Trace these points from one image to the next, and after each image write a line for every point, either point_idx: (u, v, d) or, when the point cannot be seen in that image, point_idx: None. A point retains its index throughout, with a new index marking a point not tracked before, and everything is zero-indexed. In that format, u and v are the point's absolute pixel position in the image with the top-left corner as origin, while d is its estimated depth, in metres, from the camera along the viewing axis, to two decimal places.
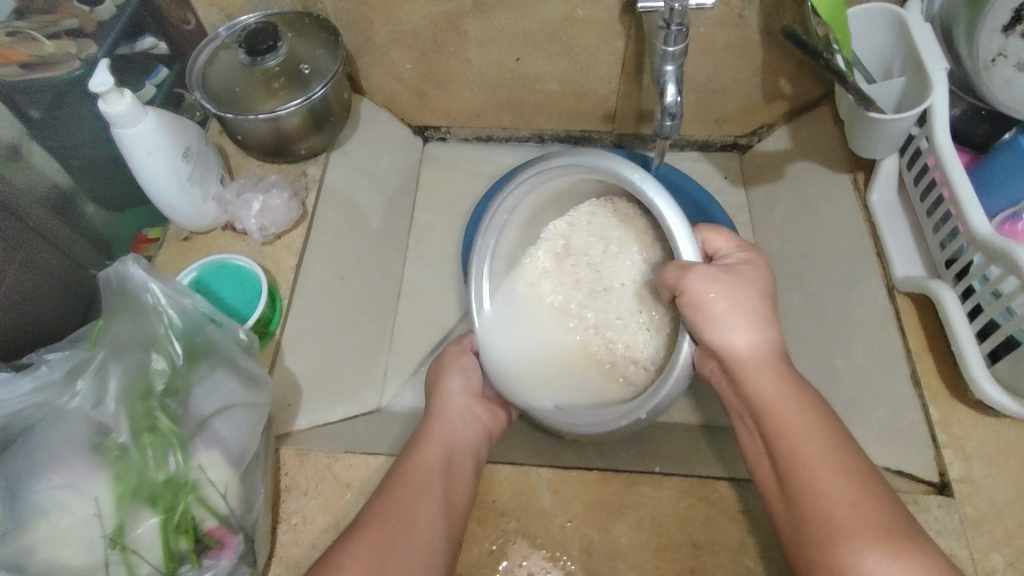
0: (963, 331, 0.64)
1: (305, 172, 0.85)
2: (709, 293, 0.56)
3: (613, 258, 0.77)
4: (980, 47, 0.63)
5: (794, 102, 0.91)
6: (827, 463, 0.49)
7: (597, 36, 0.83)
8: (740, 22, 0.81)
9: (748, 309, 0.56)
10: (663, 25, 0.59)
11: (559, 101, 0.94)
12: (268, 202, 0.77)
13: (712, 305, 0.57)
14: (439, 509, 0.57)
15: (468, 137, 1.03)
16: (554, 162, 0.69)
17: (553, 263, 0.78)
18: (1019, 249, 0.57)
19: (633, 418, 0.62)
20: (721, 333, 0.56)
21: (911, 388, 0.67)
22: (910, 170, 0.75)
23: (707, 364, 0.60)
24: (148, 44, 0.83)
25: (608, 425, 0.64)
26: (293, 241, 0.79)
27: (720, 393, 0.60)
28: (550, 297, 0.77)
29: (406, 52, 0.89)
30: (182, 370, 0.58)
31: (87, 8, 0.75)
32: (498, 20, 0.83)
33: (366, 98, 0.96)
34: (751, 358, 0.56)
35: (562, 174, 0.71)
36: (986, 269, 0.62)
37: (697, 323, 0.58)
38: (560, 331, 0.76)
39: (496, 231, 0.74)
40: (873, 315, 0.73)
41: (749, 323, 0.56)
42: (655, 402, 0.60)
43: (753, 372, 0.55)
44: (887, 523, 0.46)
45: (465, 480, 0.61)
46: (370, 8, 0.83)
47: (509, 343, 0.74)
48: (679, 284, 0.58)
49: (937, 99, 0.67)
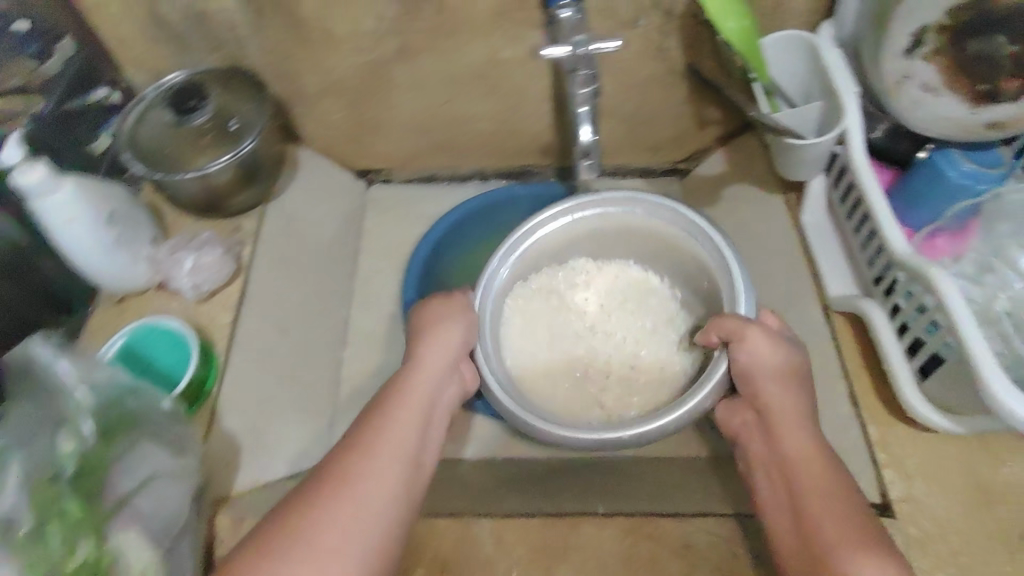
0: (893, 349, 0.64)
1: (239, 227, 0.85)
2: (757, 346, 0.64)
3: (623, 315, 0.84)
4: (887, 70, 0.63)
5: (725, 126, 0.93)
6: (828, 489, 0.58)
7: (522, 72, 0.86)
8: (661, 55, 0.83)
9: (774, 361, 0.65)
10: None
11: (494, 140, 0.97)
12: (200, 259, 0.76)
13: (768, 359, 0.65)
14: (410, 481, 0.58)
15: (411, 177, 1.04)
16: (662, 209, 0.76)
17: (563, 298, 0.85)
18: (934, 269, 0.58)
19: (646, 429, 0.63)
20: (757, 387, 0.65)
21: (849, 409, 0.67)
22: (837, 188, 0.76)
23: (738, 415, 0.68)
24: (102, 95, 0.84)
25: (608, 435, 0.63)
26: (229, 298, 0.78)
27: (746, 444, 0.67)
28: (556, 344, 0.82)
29: (337, 100, 0.90)
30: (97, 449, 0.55)
31: (36, 63, 0.76)
32: (423, 63, 0.85)
33: (305, 147, 0.98)
34: (783, 405, 0.64)
35: (653, 226, 0.78)
36: (908, 286, 0.63)
37: (747, 374, 0.66)
38: (569, 354, 0.82)
39: (512, 253, 0.78)
40: (812, 336, 0.73)
41: (783, 381, 0.65)
42: (673, 416, 0.63)
43: (786, 428, 0.63)
44: (864, 529, 0.54)
45: (433, 453, 0.63)
46: (295, 61, 0.84)
47: (536, 386, 0.79)
48: (736, 335, 0.65)
49: (850, 122, 0.68)
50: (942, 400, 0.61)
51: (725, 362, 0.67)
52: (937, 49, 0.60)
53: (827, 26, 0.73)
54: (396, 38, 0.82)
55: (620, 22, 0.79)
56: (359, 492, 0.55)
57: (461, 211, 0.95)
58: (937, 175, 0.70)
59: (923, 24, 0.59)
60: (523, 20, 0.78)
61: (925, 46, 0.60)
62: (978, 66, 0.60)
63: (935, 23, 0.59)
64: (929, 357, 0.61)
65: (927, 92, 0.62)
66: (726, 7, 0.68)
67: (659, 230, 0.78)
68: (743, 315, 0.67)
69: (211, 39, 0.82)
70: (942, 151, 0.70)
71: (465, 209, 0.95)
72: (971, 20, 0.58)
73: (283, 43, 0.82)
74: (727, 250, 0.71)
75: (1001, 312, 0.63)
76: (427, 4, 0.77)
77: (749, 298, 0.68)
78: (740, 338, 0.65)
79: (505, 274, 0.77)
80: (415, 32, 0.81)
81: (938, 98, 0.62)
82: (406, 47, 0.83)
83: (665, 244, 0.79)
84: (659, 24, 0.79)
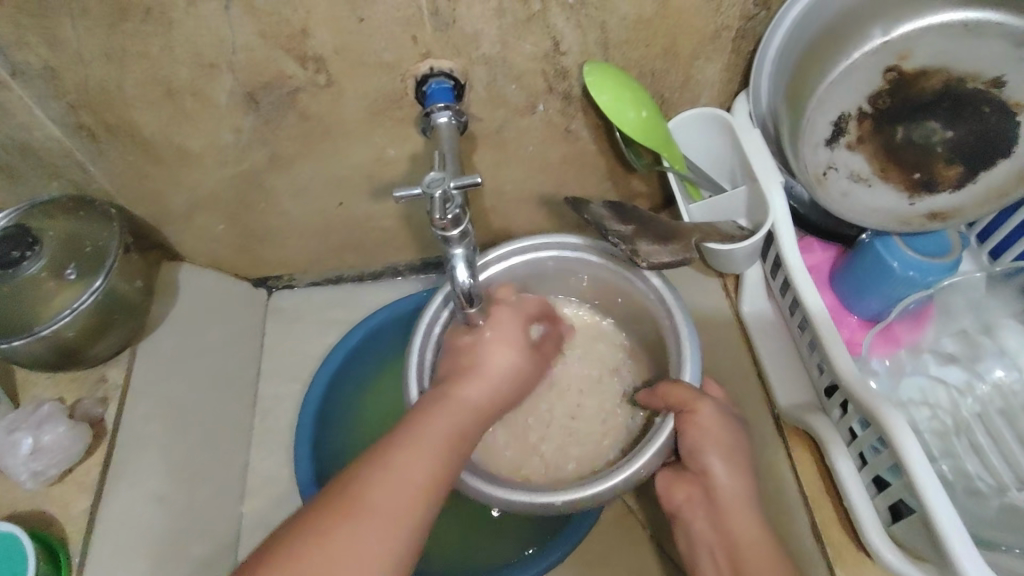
0: (853, 485, 0.56)
1: (104, 377, 0.73)
2: (707, 424, 0.56)
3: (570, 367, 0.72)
4: (807, 162, 0.54)
5: (652, 199, 0.80)
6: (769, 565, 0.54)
7: (417, 173, 0.72)
8: (570, 136, 0.70)
9: (720, 442, 0.57)
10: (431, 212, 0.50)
11: (401, 234, 0.84)
12: (41, 441, 0.65)
13: (716, 435, 0.57)
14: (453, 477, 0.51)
15: (316, 280, 0.92)
16: (610, 264, 0.65)
17: None
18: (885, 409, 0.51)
19: (582, 492, 0.55)
20: (700, 465, 0.57)
21: (813, 543, 0.60)
22: (774, 279, 0.67)
23: (682, 488, 0.59)
24: None
25: (542, 498, 0.56)
26: (87, 473, 0.67)
27: (688, 527, 0.59)
28: None
29: (213, 214, 0.77)
30: None
31: None
32: (301, 172, 0.72)
33: (186, 263, 0.84)
34: (732, 490, 0.57)
35: (607, 275, 0.67)
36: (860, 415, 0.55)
37: (693, 452, 0.58)
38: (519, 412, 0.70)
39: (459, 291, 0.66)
40: (764, 452, 0.66)
41: (729, 459, 0.57)
42: (610, 481, 0.55)
43: (735, 509, 0.57)
44: None
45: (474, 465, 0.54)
46: (154, 180, 0.71)
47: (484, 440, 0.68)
48: (688, 407, 0.56)
49: (779, 215, 0.60)
50: (912, 548, 0.53)
51: (671, 419, 0.58)
52: (861, 137, 0.53)
53: (742, 101, 0.63)
54: (265, 147, 0.68)
55: (514, 111, 0.65)
56: (396, 484, 0.47)
57: (360, 333, 0.82)
58: (881, 264, 0.60)
59: (842, 112, 0.52)
60: (402, 119, 0.65)
61: (846, 135, 0.53)
62: (906, 153, 0.54)
63: (855, 110, 0.52)
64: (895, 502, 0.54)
65: (856, 182, 0.55)
66: (620, 98, 0.60)
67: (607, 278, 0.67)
68: (688, 381, 0.58)
69: (45, 166, 0.68)
70: (883, 239, 0.60)
71: (364, 330, 0.82)
72: (891, 104, 0.51)
73: (134, 163, 0.68)
74: (676, 308, 0.61)
75: (971, 414, 0.59)
76: (289, 112, 0.64)
77: (696, 365, 0.59)
78: (690, 410, 0.56)
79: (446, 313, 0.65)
80: (281, 141, 0.68)
81: (869, 187, 0.56)
82: (277, 155, 0.69)
83: (615, 293, 0.68)
84: (560, 107, 0.66)
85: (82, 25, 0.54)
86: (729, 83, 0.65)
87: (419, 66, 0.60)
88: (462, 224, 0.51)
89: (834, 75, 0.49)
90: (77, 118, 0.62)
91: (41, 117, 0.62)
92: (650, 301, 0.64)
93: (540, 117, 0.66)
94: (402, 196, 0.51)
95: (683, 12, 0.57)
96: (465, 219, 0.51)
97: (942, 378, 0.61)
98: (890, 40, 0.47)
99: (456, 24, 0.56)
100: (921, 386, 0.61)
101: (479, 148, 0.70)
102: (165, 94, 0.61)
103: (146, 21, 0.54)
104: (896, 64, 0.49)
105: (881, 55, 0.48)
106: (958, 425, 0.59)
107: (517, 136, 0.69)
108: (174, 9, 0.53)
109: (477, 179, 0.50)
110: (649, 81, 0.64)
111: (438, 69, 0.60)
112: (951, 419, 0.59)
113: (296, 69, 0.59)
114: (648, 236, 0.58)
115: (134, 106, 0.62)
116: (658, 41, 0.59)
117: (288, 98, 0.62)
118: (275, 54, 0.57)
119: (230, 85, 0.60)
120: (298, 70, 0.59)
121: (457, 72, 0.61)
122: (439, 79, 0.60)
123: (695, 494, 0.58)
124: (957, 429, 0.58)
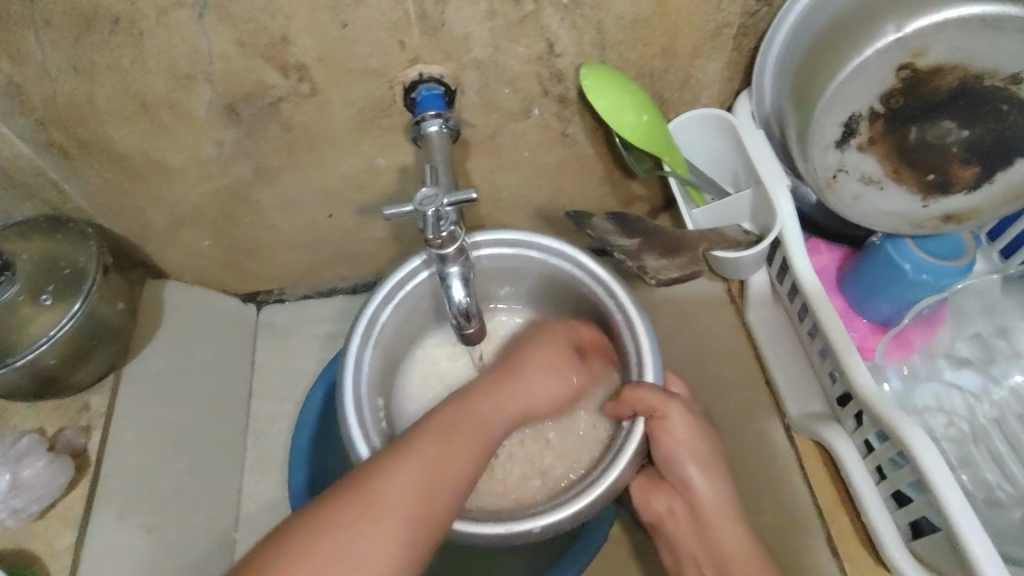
0: (871, 499, 0.55)
1: (87, 405, 0.70)
2: (677, 430, 0.53)
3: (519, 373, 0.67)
4: (817, 165, 0.53)
5: (652, 201, 0.78)
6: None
7: (409, 182, 0.69)
8: (566, 140, 0.67)
9: (697, 451, 0.55)
10: (424, 229, 0.48)
11: (395, 244, 0.81)
12: (18, 476, 0.63)
13: (689, 441, 0.54)
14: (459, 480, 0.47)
15: (307, 293, 0.88)
16: (553, 260, 0.60)
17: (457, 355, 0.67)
18: (903, 423, 0.50)
19: (555, 517, 0.51)
20: (681, 475, 0.55)
21: (829, 557, 0.60)
22: (781, 283, 0.65)
23: (661, 500, 0.57)
24: None
25: (513, 526, 0.51)
26: (71, 506, 0.65)
27: (673, 538, 0.57)
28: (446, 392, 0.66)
29: (198, 230, 0.73)
30: None
31: None
32: (288, 184, 0.68)
33: (171, 280, 0.80)
34: (714, 498, 0.55)
35: (553, 269, 0.61)
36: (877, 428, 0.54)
37: (671, 463, 0.55)
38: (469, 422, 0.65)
39: (376, 324, 0.58)
40: (775, 462, 0.65)
41: (709, 468, 0.55)
42: (580, 503, 0.51)
43: (720, 518, 0.54)
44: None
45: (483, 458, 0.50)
46: (133, 195, 0.67)
47: None
48: (657, 412, 0.53)
49: (786, 222, 0.58)
50: (934, 564, 0.52)
51: (639, 421, 0.54)
52: (872, 138, 0.52)
53: (745, 100, 0.61)
54: (248, 159, 0.65)
55: (508, 115, 0.63)
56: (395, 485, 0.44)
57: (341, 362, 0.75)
58: (892, 269, 0.57)
59: (853, 113, 0.50)
60: (391, 126, 0.62)
61: (857, 137, 0.51)
62: (920, 154, 0.52)
63: (866, 111, 0.50)
64: (917, 518, 0.52)
65: (867, 185, 0.54)
66: (620, 100, 0.57)
67: (554, 274, 0.61)
68: (653, 383, 0.54)
69: (17, 186, 0.64)
70: (894, 242, 0.57)
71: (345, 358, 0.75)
72: (905, 104, 0.49)
73: (111, 180, 0.65)
74: (630, 303, 0.56)
75: (988, 421, 0.57)
76: (272, 123, 0.61)
77: (658, 359, 0.54)
78: (661, 417, 0.53)
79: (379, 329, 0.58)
80: (266, 153, 0.64)
81: (881, 189, 0.54)
82: (262, 167, 0.66)
83: (564, 289, 0.62)
84: (556, 111, 0.63)
85: (46, 38, 0.50)
86: (730, 82, 0.62)
87: (408, 73, 0.57)
88: (459, 240, 0.49)
89: (845, 75, 0.47)
90: (48, 136, 0.59)
91: (10, 136, 0.58)
92: (602, 299, 0.58)
93: (536, 121, 0.63)
94: (391, 213, 0.49)
95: (682, 10, 0.54)
96: (460, 235, 0.49)
97: (956, 384, 0.59)
98: (904, 36, 0.45)
99: (445, 27, 0.53)
100: (934, 393, 0.59)
101: (473, 155, 0.67)
102: (140, 108, 0.57)
103: (116, 32, 0.51)
104: (910, 62, 0.47)
105: (894, 52, 0.46)
106: (975, 433, 0.57)
107: (513, 141, 0.66)
108: (144, 19, 0.50)
109: (473, 196, 0.48)
110: (648, 81, 0.61)
111: (427, 75, 0.57)
112: (968, 426, 0.57)
113: (278, 78, 0.56)
114: (654, 249, 0.56)
115: (108, 121, 0.58)
116: (656, 40, 0.57)
117: (271, 109, 0.59)
118: (255, 63, 0.54)
119: (209, 96, 0.57)
120: (280, 79, 0.56)
121: (447, 77, 0.58)
122: (429, 85, 0.57)
123: (677, 506, 0.56)
124: (974, 436, 0.57)
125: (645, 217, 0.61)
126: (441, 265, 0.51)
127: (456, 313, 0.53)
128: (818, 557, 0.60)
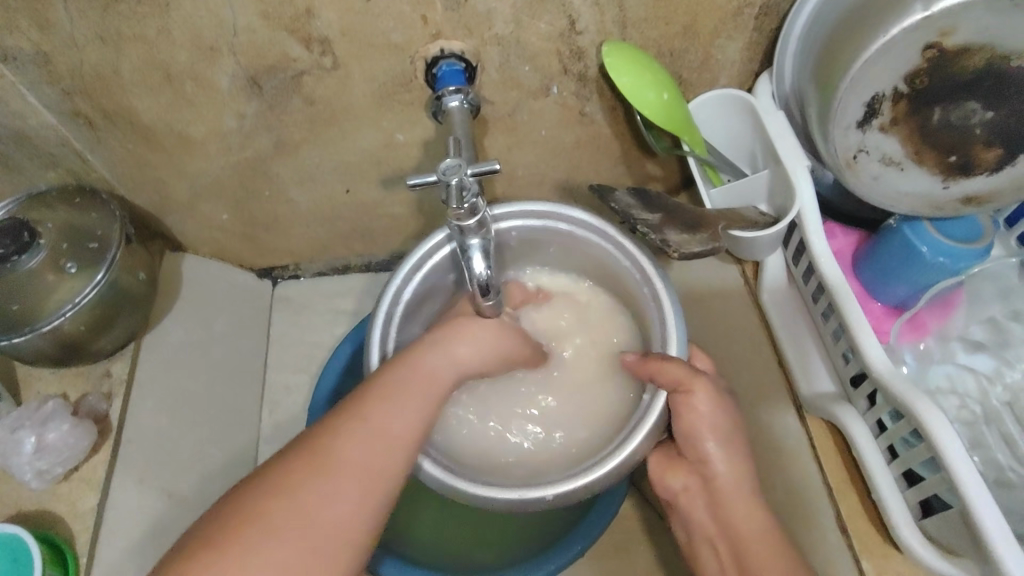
0: (882, 478, 0.56)
1: (108, 372, 0.71)
2: (702, 406, 0.52)
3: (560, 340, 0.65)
4: (838, 146, 0.53)
5: (669, 182, 0.77)
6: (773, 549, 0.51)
7: (429, 158, 0.69)
8: (585, 119, 0.67)
9: (720, 432, 0.53)
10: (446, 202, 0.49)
11: (411, 221, 0.81)
12: (45, 439, 0.65)
13: (713, 419, 0.52)
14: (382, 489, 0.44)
15: (323, 269, 0.89)
16: (579, 232, 0.59)
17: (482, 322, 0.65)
18: (919, 401, 0.51)
19: (567, 491, 0.50)
20: (697, 455, 0.53)
21: (838, 537, 0.61)
22: (797, 265, 0.65)
23: (678, 478, 0.55)
24: None
25: (532, 494, 0.50)
26: (93, 470, 0.67)
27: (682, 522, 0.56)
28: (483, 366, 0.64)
29: (217, 203, 0.74)
30: None
31: None
32: (307, 158, 0.69)
33: (189, 254, 0.81)
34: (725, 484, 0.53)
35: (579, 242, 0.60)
36: (891, 407, 0.55)
37: (693, 446, 0.53)
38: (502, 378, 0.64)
39: (403, 296, 0.58)
40: (784, 441, 0.67)
41: (724, 453, 0.53)
42: (594, 482, 0.51)
43: (741, 503, 0.52)
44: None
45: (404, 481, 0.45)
46: (154, 168, 0.68)
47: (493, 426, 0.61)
48: (683, 386, 0.52)
49: (806, 202, 0.58)
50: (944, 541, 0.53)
51: (660, 389, 0.53)
52: (895, 119, 0.52)
53: (765, 81, 0.61)
54: (269, 133, 0.65)
55: (528, 93, 0.63)
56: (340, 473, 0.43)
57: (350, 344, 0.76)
58: (911, 251, 0.57)
59: (877, 92, 0.50)
60: (412, 102, 0.62)
61: (878, 117, 0.52)
62: (942, 135, 0.52)
63: (890, 90, 0.50)
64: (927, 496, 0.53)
65: (888, 166, 0.54)
66: (640, 79, 0.57)
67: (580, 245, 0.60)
68: (677, 357, 0.53)
69: (42, 156, 0.65)
70: (911, 225, 0.57)
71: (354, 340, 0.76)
72: (929, 84, 0.50)
73: (133, 152, 0.66)
74: (656, 276, 0.56)
75: (1000, 403, 0.57)
76: (293, 97, 0.61)
77: (682, 334, 0.54)
78: (686, 392, 0.52)
79: (404, 305, 0.58)
80: (287, 127, 0.65)
81: (902, 170, 0.55)
82: (282, 142, 0.66)
83: (587, 259, 0.62)
84: (575, 90, 0.63)
85: (73, 6, 0.51)
86: (750, 63, 0.62)
87: (429, 47, 0.57)
88: (480, 213, 0.50)
89: (870, 53, 0.47)
90: (73, 106, 0.60)
91: (37, 106, 0.59)
92: (630, 274, 0.58)
93: (555, 98, 0.63)
94: (415, 183, 0.50)
95: None
96: (481, 207, 0.50)
97: (970, 366, 0.59)
98: (931, 14, 0.45)
99: (467, 3, 0.53)
100: (948, 375, 0.59)
101: (491, 132, 0.68)
102: (164, 79, 0.58)
103: (141, 3, 0.51)
104: (937, 41, 0.47)
105: (922, 30, 0.46)
106: (987, 414, 0.57)
107: (531, 119, 0.66)
108: None
109: (495, 166, 0.49)
110: (667, 60, 0.61)
111: (448, 50, 0.57)
112: (980, 408, 0.58)
113: (300, 52, 0.57)
114: (675, 225, 0.57)
115: (132, 92, 0.59)
116: (678, 19, 0.57)
117: (292, 82, 0.60)
118: (278, 36, 0.55)
119: (232, 68, 0.57)
120: (302, 52, 0.57)
121: (468, 53, 0.58)
122: (450, 61, 0.58)
123: (693, 485, 0.55)
124: (987, 417, 0.57)
125: (665, 194, 0.61)
126: (462, 237, 0.52)
127: (472, 283, 0.54)
128: (826, 534, 0.62)
